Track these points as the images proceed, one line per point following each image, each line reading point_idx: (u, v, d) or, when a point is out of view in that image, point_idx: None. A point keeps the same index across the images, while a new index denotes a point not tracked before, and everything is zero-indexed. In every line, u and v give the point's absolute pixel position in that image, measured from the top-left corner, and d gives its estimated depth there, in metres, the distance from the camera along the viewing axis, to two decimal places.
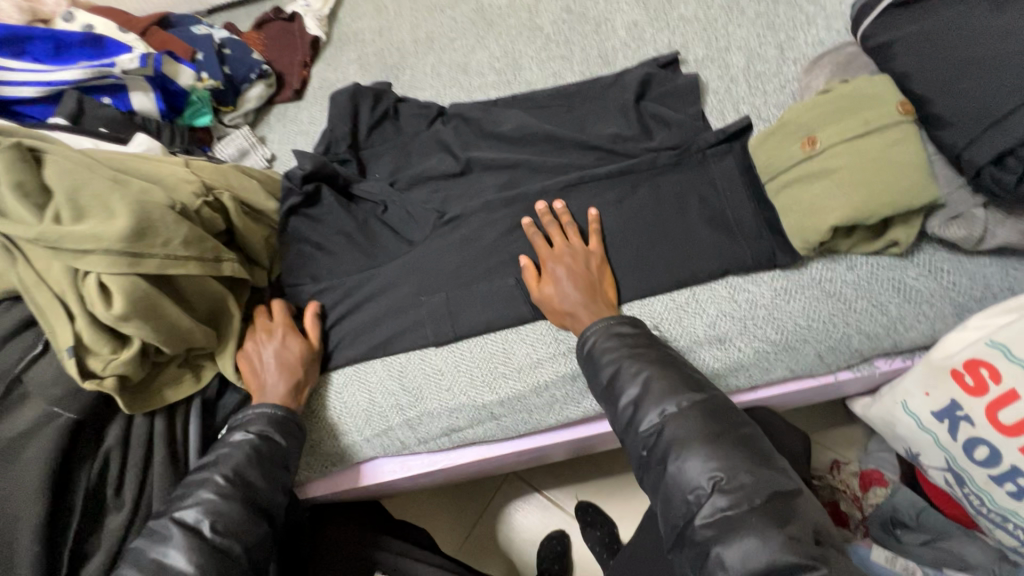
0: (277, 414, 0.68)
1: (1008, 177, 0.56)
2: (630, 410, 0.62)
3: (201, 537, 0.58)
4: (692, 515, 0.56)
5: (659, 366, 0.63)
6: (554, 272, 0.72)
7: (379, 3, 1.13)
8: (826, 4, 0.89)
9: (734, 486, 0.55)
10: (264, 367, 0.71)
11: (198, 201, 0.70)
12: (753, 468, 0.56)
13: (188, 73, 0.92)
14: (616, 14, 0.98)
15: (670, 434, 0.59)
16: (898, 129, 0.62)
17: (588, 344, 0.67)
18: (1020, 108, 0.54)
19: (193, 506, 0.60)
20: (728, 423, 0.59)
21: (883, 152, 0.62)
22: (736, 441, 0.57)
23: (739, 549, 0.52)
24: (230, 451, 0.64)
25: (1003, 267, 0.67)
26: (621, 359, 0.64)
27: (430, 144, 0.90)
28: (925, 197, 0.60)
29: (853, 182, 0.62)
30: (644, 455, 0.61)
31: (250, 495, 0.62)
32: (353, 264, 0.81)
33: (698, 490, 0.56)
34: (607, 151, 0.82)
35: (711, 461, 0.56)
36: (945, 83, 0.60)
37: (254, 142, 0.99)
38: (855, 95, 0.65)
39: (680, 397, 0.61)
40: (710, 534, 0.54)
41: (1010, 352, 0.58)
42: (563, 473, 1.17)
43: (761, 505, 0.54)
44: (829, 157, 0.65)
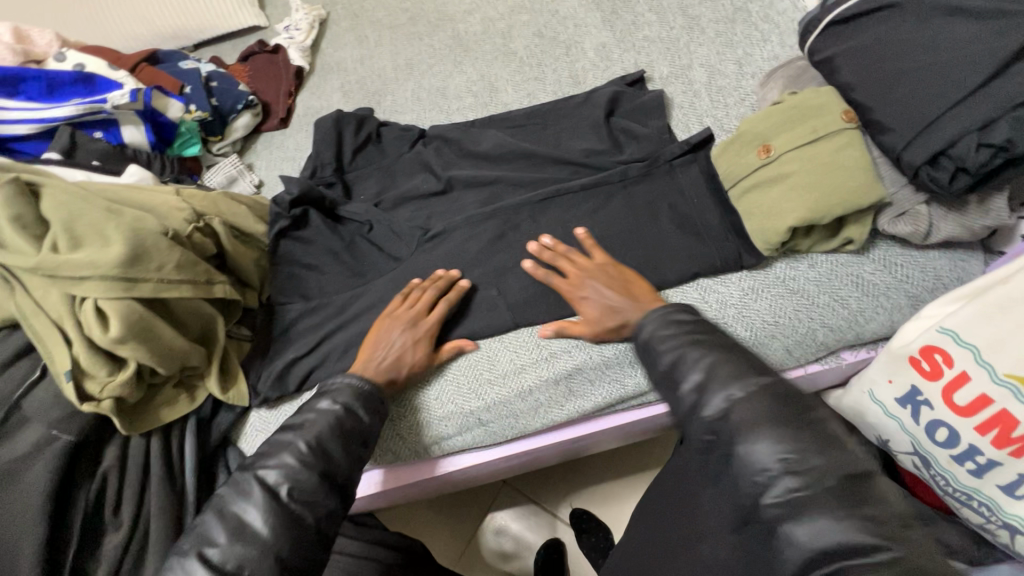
0: (364, 388, 0.68)
1: (942, 175, 0.61)
2: (692, 396, 0.55)
3: (278, 501, 0.57)
4: (759, 496, 0.49)
5: (724, 350, 0.57)
6: (586, 298, 0.73)
7: (360, 34, 1.18)
8: (778, 22, 0.95)
9: (807, 469, 0.47)
10: (390, 346, 0.73)
11: (189, 227, 0.73)
12: (827, 452, 0.48)
13: (176, 106, 0.96)
14: (585, 37, 1.04)
15: (735, 417, 0.52)
16: (843, 135, 0.68)
17: (646, 329, 0.63)
18: (947, 113, 0.59)
19: (274, 467, 0.59)
20: (802, 405, 0.51)
21: (831, 156, 0.67)
22: (813, 423, 0.50)
23: (810, 528, 0.46)
24: (317, 417, 0.63)
25: (951, 259, 0.72)
26: (681, 345, 0.59)
27: (414, 164, 0.94)
28: (872, 196, 0.65)
29: (806, 186, 0.67)
30: (706, 440, 0.54)
31: (328, 465, 0.60)
32: (341, 282, 0.85)
33: (766, 472, 0.49)
34: (581, 164, 0.86)
35: (781, 443, 0.49)
36: (882, 92, 0.64)
37: (242, 169, 1.03)
38: (804, 106, 0.71)
39: (748, 381, 0.53)
40: (781, 513, 0.48)
41: (958, 337, 0.61)
42: (558, 482, 1.19)
43: (837, 487, 0.46)
44: (782, 164, 0.70)
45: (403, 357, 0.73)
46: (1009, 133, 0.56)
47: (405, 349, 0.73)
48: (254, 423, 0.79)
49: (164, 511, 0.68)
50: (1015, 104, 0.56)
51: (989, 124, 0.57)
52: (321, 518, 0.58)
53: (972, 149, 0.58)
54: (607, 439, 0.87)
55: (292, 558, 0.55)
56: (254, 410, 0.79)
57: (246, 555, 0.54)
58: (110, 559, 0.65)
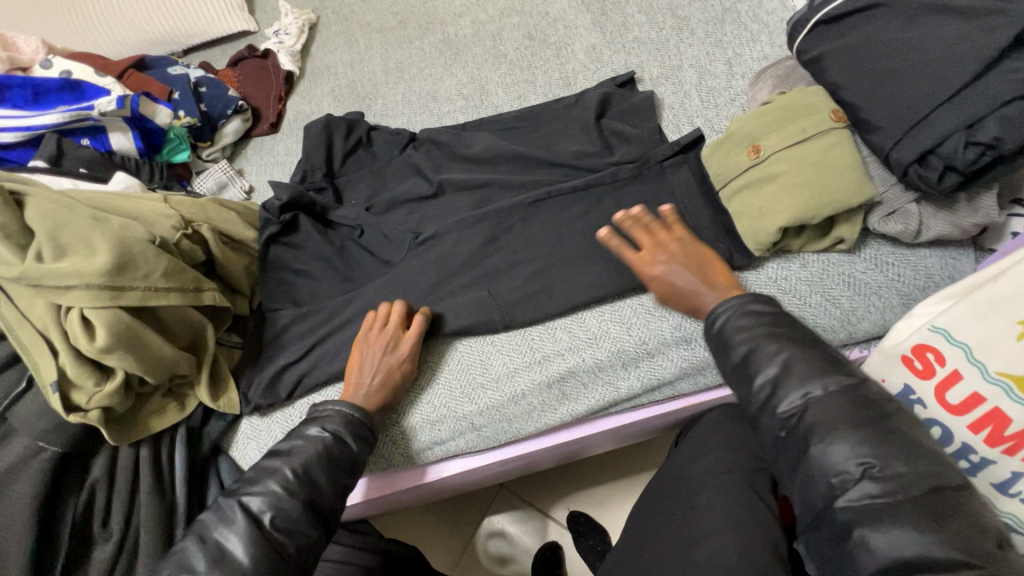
0: (354, 416, 0.67)
1: (931, 174, 0.60)
2: (767, 391, 0.59)
3: (262, 529, 0.58)
4: (833, 497, 0.54)
5: (803, 346, 0.60)
6: (660, 273, 0.70)
7: (350, 37, 1.18)
8: (768, 22, 0.95)
9: (888, 475, 0.52)
10: (371, 369, 0.72)
11: (177, 234, 0.73)
12: (913, 460, 0.52)
13: (165, 112, 0.94)
14: (575, 39, 1.03)
15: (812, 417, 0.56)
16: (833, 134, 0.68)
17: (720, 320, 0.64)
18: (935, 111, 0.59)
19: (259, 493, 0.60)
20: (879, 410, 0.55)
21: (820, 156, 0.67)
22: (897, 431, 0.54)
23: (890, 536, 0.50)
24: (304, 445, 0.63)
25: (942, 257, 0.72)
26: (757, 339, 0.61)
27: (404, 168, 0.94)
28: (861, 195, 0.65)
29: (796, 186, 0.67)
30: (782, 435, 0.58)
31: (313, 494, 0.61)
32: (332, 288, 0.84)
33: (844, 474, 0.53)
34: (572, 167, 0.86)
35: (862, 447, 0.53)
36: (871, 91, 0.64)
37: (232, 174, 1.02)
38: (792, 106, 0.71)
39: (829, 380, 0.57)
40: (854, 516, 0.52)
41: (950, 336, 0.61)
42: (554, 485, 1.18)
43: (920, 497, 0.51)
44: (772, 164, 0.70)
45: (388, 380, 0.72)
46: (997, 131, 0.56)
47: (388, 372, 0.72)
48: (245, 431, 0.78)
49: (153, 521, 0.67)
50: (1003, 101, 0.55)
51: (977, 122, 0.57)
52: (303, 547, 0.59)
53: (960, 148, 0.58)
54: (603, 441, 0.87)
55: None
56: (245, 418, 0.79)
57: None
58: (99, 571, 0.65)
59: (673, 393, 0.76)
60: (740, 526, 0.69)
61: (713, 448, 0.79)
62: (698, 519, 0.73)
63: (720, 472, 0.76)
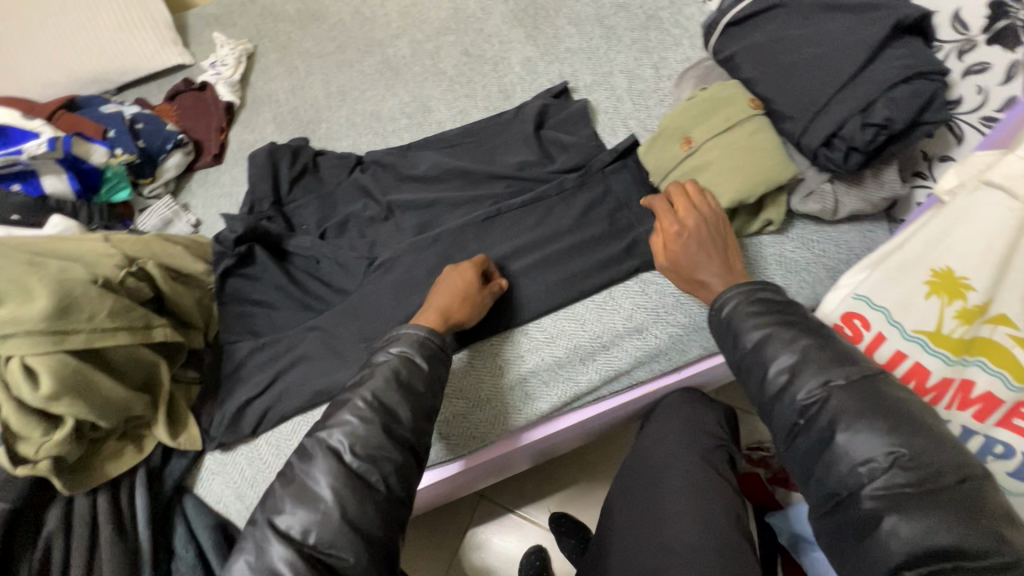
0: (421, 334, 0.68)
1: (836, 156, 0.65)
2: (783, 379, 0.57)
3: (341, 461, 0.60)
4: (860, 486, 0.52)
5: (819, 337, 0.58)
6: (676, 243, 0.68)
7: (290, 65, 1.19)
8: (687, 27, 1.02)
9: (917, 464, 0.50)
10: (437, 291, 0.75)
11: (121, 272, 0.71)
12: (937, 449, 0.50)
13: (100, 150, 0.93)
14: (510, 53, 1.08)
15: (834, 407, 0.54)
16: (754, 121, 0.73)
17: (726, 308, 0.63)
18: (834, 98, 0.64)
19: (335, 427, 0.62)
20: (902, 407, 0.53)
21: (746, 141, 0.72)
22: (920, 421, 0.52)
23: (919, 525, 0.49)
24: (373, 371, 0.66)
25: (861, 231, 0.78)
26: (771, 326, 0.60)
27: (353, 191, 0.95)
28: (786, 172, 0.70)
29: (728, 171, 0.72)
30: (800, 424, 0.56)
31: (389, 421, 0.63)
32: (292, 317, 0.85)
33: (872, 463, 0.51)
34: (516, 178, 0.90)
35: (890, 438, 0.51)
36: (778, 84, 0.69)
37: (177, 209, 1.01)
38: (713, 98, 0.76)
39: (848, 369, 0.56)
40: (884, 505, 0.50)
41: (870, 301, 0.66)
42: (534, 488, 1.20)
43: (951, 488, 0.49)
44: (703, 154, 0.75)
45: (454, 294, 0.73)
46: (887, 112, 0.61)
47: (452, 287, 0.74)
48: (209, 466, 0.77)
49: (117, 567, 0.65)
50: (889, 85, 0.61)
51: (870, 105, 0.62)
52: (388, 475, 0.61)
53: (858, 130, 0.62)
54: (575, 436, 0.89)
55: (366, 520, 0.59)
56: (208, 453, 0.78)
57: (311, 519, 0.58)
58: None
59: (630, 380, 0.79)
60: (707, 500, 0.73)
61: (675, 429, 0.83)
62: (674, 497, 0.75)
63: (682, 453, 0.80)
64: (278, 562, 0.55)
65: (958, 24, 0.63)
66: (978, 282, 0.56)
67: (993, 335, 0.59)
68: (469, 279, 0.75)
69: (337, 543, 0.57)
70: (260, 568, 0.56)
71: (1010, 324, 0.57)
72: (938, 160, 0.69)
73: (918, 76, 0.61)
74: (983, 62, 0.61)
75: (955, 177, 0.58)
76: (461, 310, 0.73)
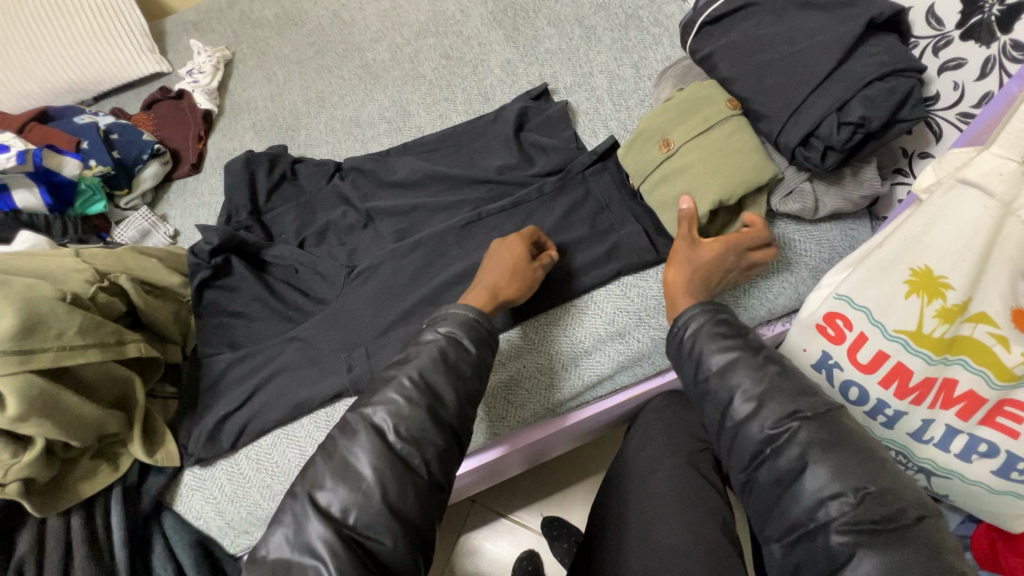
0: (470, 316, 0.68)
1: (814, 156, 0.64)
2: (749, 409, 0.57)
3: (385, 440, 0.61)
4: (826, 520, 0.51)
5: (782, 369, 0.59)
6: (718, 258, 0.67)
7: (268, 71, 1.18)
8: (667, 26, 1.01)
9: (884, 501, 0.50)
10: (488, 266, 0.74)
11: (92, 288, 0.70)
12: (899, 487, 0.51)
13: (73, 163, 0.91)
14: (490, 55, 1.06)
15: (802, 439, 0.54)
16: (732, 122, 0.72)
17: (690, 328, 0.63)
18: (810, 96, 0.63)
19: (381, 403, 0.62)
20: (864, 442, 0.53)
21: (725, 142, 0.71)
22: (882, 459, 0.53)
23: (885, 560, 0.49)
24: (420, 350, 0.66)
25: (843, 229, 0.77)
26: (737, 352, 0.60)
27: (332, 198, 0.94)
28: (767, 172, 0.69)
29: (707, 172, 0.70)
30: (764, 454, 0.56)
31: (433, 403, 0.63)
32: (271, 328, 0.83)
33: (841, 497, 0.51)
34: (496, 182, 0.89)
35: (858, 471, 0.51)
36: (755, 83, 0.68)
37: (155, 221, 1.00)
38: (690, 100, 0.75)
39: (814, 402, 0.56)
40: (852, 538, 0.50)
41: (852, 301, 0.64)
42: (526, 492, 1.19)
43: (913, 525, 0.50)
44: (682, 155, 0.74)
45: (503, 271, 0.73)
46: (863, 111, 0.60)
47: (502, 264, 0.73)
48: (187, 483, 0.76)
49: None
50: (865, 83, 0.60)
51: (845, 104, 0.61)
52: (430, 459, 0.61)
53: (834, 129, 0.62)
54: (563, 439, 0.88)
55: (406, 505, 0.59)
56: (186, 469, 0.76)
57: (353, 498, 0.58)
58: None
59: (614, 385, 0.78)
60: (693, 505, 0.73)
61: (659, 435, 0.82)
62: (656, 503, 0.74)
63: (665, 457, 0.79)
64: (318, 540, 0.55)
65: (932, 20, 0.62)
66: (957, 281, 0.56)
67: (973, 334, 0.59)
68: (518, 254, 0.74)
69: (376, 525, 0.57)
70: (300, 545, 0.56)
71: (990, 322, 0.57)
72: (918, 157, 0.69)
73: (893, 74, 0.60)
74: (958, 58, 0.60)
75: (934, 174, 0.55)
76: (511, 287, 0.72)
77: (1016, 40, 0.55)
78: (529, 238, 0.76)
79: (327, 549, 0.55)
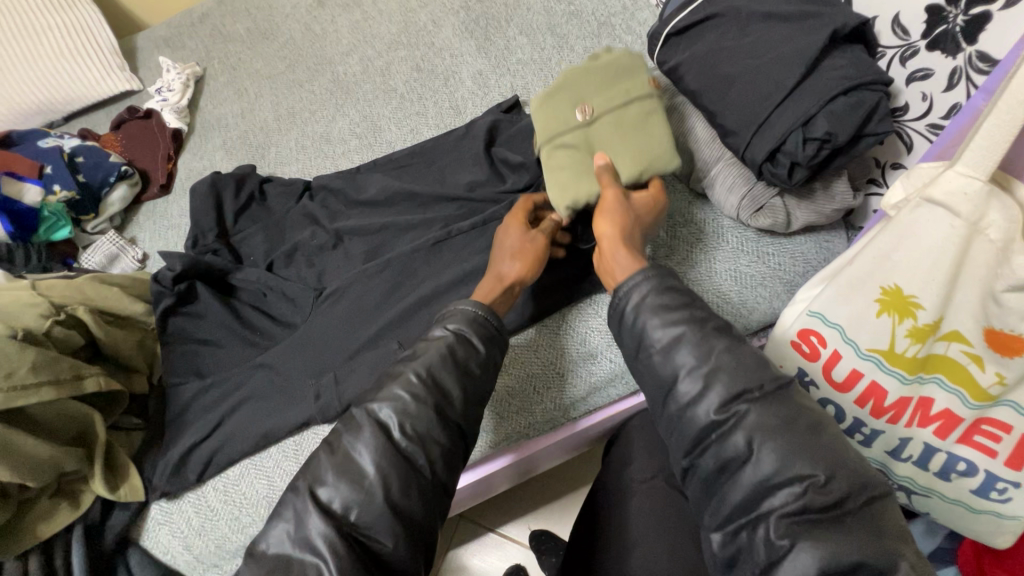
0: (479, 315, 0.66)
1: (781, 172, 0.63)
2: (694, 391, 0.55)
3: (391, 437, 0.60)
4: (767, 507, 0.50)
5: (730, 342, 0.56)
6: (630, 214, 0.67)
7: (239, 87, 1.16)
8: (640, 33, 0.99)
9: (830, 489, 0.49)
10: (494, 255, 0.73)
11: (46, 323, 0.69)
12: (848, 475, 0.49)
13: (33, 190, 0.91)
14: (461, 66, 1.05)
15: (748, 423, 0.52)
16: (649, 101, 0.72)
17: (632, 301, 0.60)
18: (776, 110, 0.61)
19: (387, 399, 0.62)
20: (815, 419, 0.52)
21: (641, 122, 0.71)
22: (832, 441, 0.51)
23: (826, 548, 0.47)
24: (427, 346, 0.65)
25: (817, 241, 0.75)
26: (683, 326, 0.57)
27: (301, 218, 0.93)
28: (673, 160, 0.70)
29: (619, 147, 0.71)
30: (711, 437, 0.54)
31: (441, 402, 0.62)
32: (237, 355, 0.81)
33: (786, 487, 0.49)
34: (466, 200, 0.87)
35: (808, 460, 0.50)
36: (720, 96, 0.66)
37: (123, 245, 0.98)
38: (614, 67, 0.74)
39: (764, 380, 0.54)
40: (795, 528, 0.48)
41: (825, 318, 0.62)
42: (512, 506, 1.18)
43: (856, 511, 0.48)
44: (596, 123, 0.72)
45: (508, 253, 0.72)
46: (827, 126, 0.58)
47: (506, 247, 0.72)
48: (154, 517, 0.74)
49: None
50: (830, 97, 0.58)
51: (811, 119, 0.59)
52: (435, 458, 0.61)
53: (800, 145, 0.60)
54: (543, 458, 0.86)
55: (409, 503, 0.58)
56: (152, 504, 0.74)
57: (354, 495, 0.57)
58: None
59: (588, 406, 0.76)
60: (667, 527, 0.70)
61: (639, 453, 0.78)
62: (631, 522, 0.72)
63: (649, 477, 0.75)
64: (318, 535, 0.55)
65: (898, 30, 0.60)
66: (927, 300, 0.54)
67: (947, 352, 0.57)
68: (516, 232, 0.72)
69: (377, 525, 0.56)
70: (301, 541, 0.55)
71: (963, 341, 0.55)
72: (890, 168, 0.67)
73: (860, 87, 0.58)
74: (925, 68, 0.59)
75: (902, 189, 0.54)
76: (518, 265, 0.71)
77: (982, 53, 0.53)
78: (526, 216, 0.74)
79: (327, 546, 0.55)
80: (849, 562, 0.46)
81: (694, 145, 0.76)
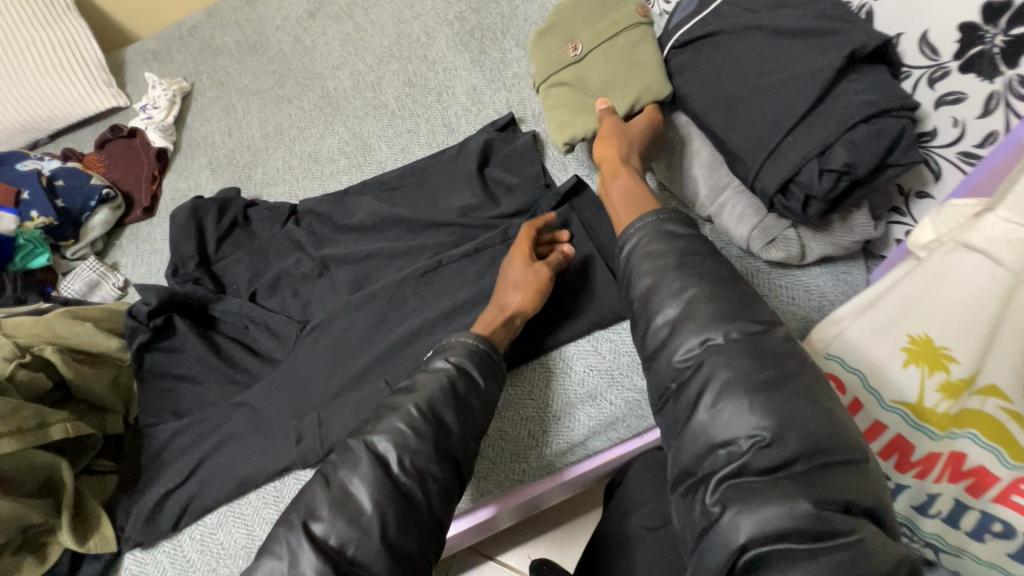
0: (480, 347, 0.62)
1: (794, 206, 0.58)
2: (665, 332, 0.53)
3: (389, 473, 0.55)
4: (710, 468, 0.47)
5: (712, 283, 0.53)
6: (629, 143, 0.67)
7: (227, 103, 1.12)
8: None
9: (779, 451, 0.45)
10: (499, 286, 0.71)
11: (10, 366, 0.67)
12: (804, 435, 0.45)
13: (9, 217, 0.87)
14: (455, 81, 1.00)
15: (704, 376, 0.49)
16: (639, 30, 0.73)
17: (630, 244, 0.58)
18: (786, 137, 0.56)
19: (386, 432, 0.57)
20: (794, 376, 0.48)
21: (630, 52, 0.72)
22: (798, 395, 0.46)
23: (759, 514, 0.43)
24: (429, 378, 0.60)
25: (834, 273, 0.69)
26: (662, 273, 0.54)
27: (286, 244, 0.88)
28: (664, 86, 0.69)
29: (611, 80, 0.72)
30: (669, 389, 0.52)
31: (439, 435, 0.57)
32: (217, 393, 0.77)
33: (731, 446, 0.46)
34: (458, 225, 0.82)
35: (761, 417, 0.46)
36: (726, 122, 0.61)
37: (103, 271, 0.94)
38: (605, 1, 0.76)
39: (732, 326, 0.50)
40: (733, 494, 0.45)
41: (846, 362, 0.59)
42: (512, 535, 1.12)
43: (804, 474, 0.44)
44: (587, 60, 0.75)
45: (511, 287, 0.69)
46: (846, 157, 0.53)
47: (509, 281, 0.70)
48: (128, 568, 0.70)
49: None
50: (848, 126, 0.53)
51: (827, 149, 0.54)
52: (434, 495, 0.56)
53: (815, 177, 0.55)
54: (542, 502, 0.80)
55: (406, 543, 0.53)
56: (126, 553, 0.71)
57: (352, 533, 0.52)
58: None
59: (585, 452, 0.70)
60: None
61: (647, 497, 0.70)
62: None
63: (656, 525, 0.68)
64: None
65: (925, 48, 0.55)
66: (961, 353, 0.49)
67: (984, 408, 0.49)
68: (520, 264, 0.70)
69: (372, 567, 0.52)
70: None
71: (1002, 396, 0.47)
72: (915, 196, 0.61)
73: (884, 113, 0.53)
74: (956, 92, 0.53)
75: (934, 229, 0.52)
76: (520, 300, 0.68)
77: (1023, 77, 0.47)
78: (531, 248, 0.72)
79: None
80: (781, 529, 0.42)
81: (701, 169, 0.70)
